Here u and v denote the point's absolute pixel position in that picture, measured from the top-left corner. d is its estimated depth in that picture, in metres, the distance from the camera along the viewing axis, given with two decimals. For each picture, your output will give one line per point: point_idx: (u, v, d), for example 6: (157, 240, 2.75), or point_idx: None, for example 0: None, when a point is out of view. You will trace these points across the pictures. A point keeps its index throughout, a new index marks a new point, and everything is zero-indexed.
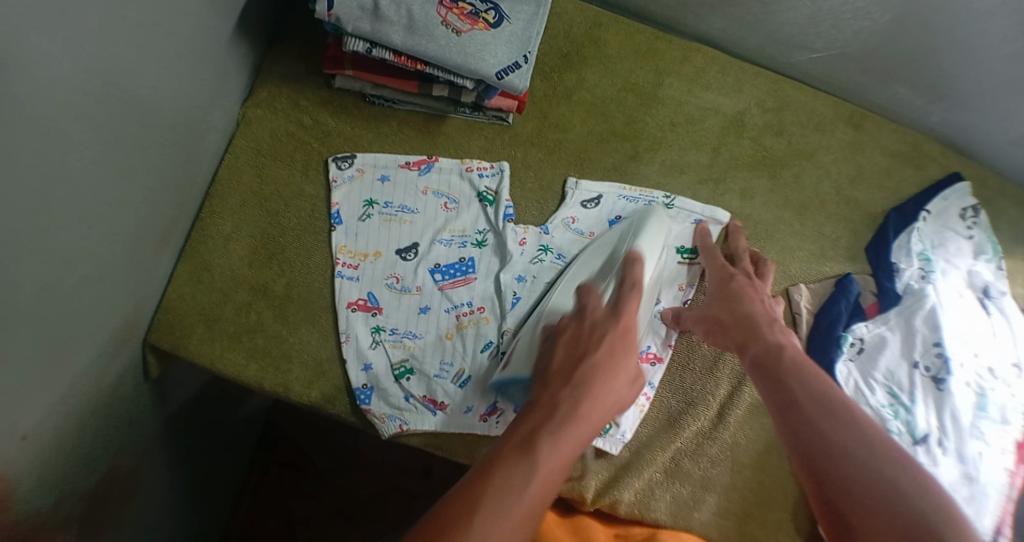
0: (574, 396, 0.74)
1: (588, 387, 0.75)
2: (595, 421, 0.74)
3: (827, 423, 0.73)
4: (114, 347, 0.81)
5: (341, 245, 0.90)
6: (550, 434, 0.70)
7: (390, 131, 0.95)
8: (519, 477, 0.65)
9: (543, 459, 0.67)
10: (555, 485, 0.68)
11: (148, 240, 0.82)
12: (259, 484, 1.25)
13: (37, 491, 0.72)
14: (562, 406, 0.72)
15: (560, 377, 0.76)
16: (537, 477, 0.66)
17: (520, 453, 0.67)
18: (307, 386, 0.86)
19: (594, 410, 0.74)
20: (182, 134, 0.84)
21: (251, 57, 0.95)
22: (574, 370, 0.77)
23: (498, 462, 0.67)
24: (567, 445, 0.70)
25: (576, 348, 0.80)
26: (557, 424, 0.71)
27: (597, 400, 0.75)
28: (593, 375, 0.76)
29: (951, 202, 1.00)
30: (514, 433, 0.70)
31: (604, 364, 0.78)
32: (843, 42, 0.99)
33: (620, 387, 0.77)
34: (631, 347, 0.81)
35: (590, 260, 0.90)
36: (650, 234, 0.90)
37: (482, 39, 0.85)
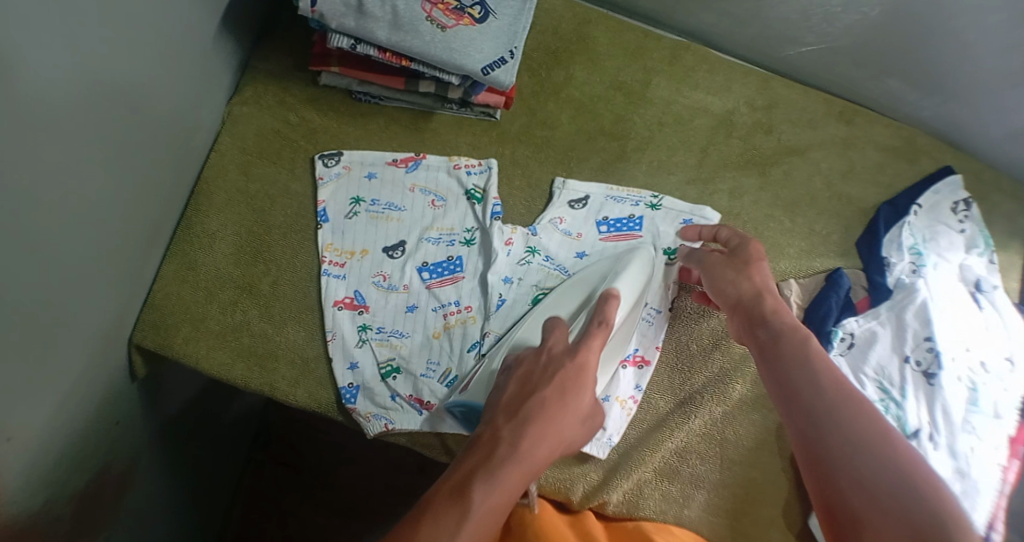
0: (516, 435, 0.67)
1: (534, 424, 0.68)
2: (539, 461, 0.67)
3: (828, 422, 0.69)
4: (101, 347, 0.80)
5: (327, 243, 0.89)
6: (483, 479, 0.64)
7: (378, 128, 0.94)
8: (444, 532, 0.60)
9: (474, 508, 0.62)
10: (488, 535, 0.62)
11: (134, 239, 0.82)
12: (254, 483, 1.24)
13: (26, 492, 0.71)
14: (500, 447, 0.66)
15: (505, 415, 0.69)
16: (464, 530, 0.60)
17: (451, 501, 0.62)
18: (293, 385, 0.85)
19: (538, 451, 0.67)
20: (168, 132, 0.83)
21: (237, 55, 0.95)
22: (522, 404, 0.70)
23: (425, 515, 0.61)
24: (501, 491, 0.64)
25: (526, 385, 0.72)
26: (494, 468, 0.64)
27: (542, 440, 0.67)
28: (542, 409, 0.69)
29: (943, 197, 0.99)
30: (449, 478, 0.64)
31: (555, 401, 0.70)
32: (833, 37, 0.99)
33: (572, 423, 0.70)
34: (584, 384, 0.73)
35: (564, 298, 0.86)
36: (628, 277, 0.86)
37: (468, 35, 0.85)
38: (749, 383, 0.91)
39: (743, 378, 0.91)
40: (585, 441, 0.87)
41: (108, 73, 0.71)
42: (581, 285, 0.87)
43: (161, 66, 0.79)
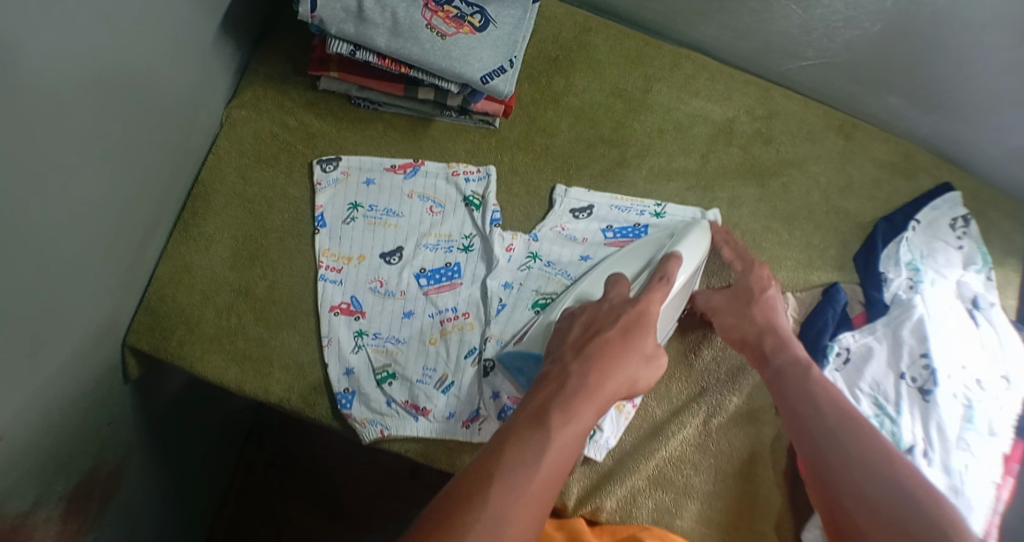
0: (585, 369, 0.71)
1: (599, 363, 0.72)
2: (607, 395, 0.71)
3: (824, 443, 0.75)
4: (92, 349, 0.80)
5: (325, 249, 0.89)
6: (560, 410, 0.67)
7: (376, 133, 0.94)
8: (529, 454, 0.63)
9: (554, 433, 0.65)
10: (568, 463, 0.65)
11: (129, 240, 0.82)
12: (246, 483, 1.24)
13: (12, 493, 0.71)
14: (571, 380, 0.70)
15: (572, 351, 0.74)
16: (549, 454, 0.63)
17: (533, 427, 0.65)
18: (287, 390, 0.85)
19: (608, 383, 0.71)
20: (164, 134, 0.83)
21: (236, 58, 0.94)
22: (588, 344, 0.75)
23: (508, 439, 0.64)
24: (577, 419, 0.67)
25: (590, 327, 0.77)
26: (566, 398, 0.68)
27: (609, 373, 0.72)
28: (605, 347, 0.74)
29: (942, 213, 1.00)
30: (526, 407, 0.68)
31: (619, 339, 0.75)
32: (833, 50, 0.99)
33: (636, 362, 0.74)
34: (648, 329, 0.77)
35: (623, 261, 0.87)
36: (690, 241, 0.87)
37: (467, 43, 0.84)
38: (745, 394, 0.92)
39: (740, 390, 0.92)
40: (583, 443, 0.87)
41: (102, 74, 0.71)
42: (641, 252, 0.88)
43: (158, 68, 0.79)
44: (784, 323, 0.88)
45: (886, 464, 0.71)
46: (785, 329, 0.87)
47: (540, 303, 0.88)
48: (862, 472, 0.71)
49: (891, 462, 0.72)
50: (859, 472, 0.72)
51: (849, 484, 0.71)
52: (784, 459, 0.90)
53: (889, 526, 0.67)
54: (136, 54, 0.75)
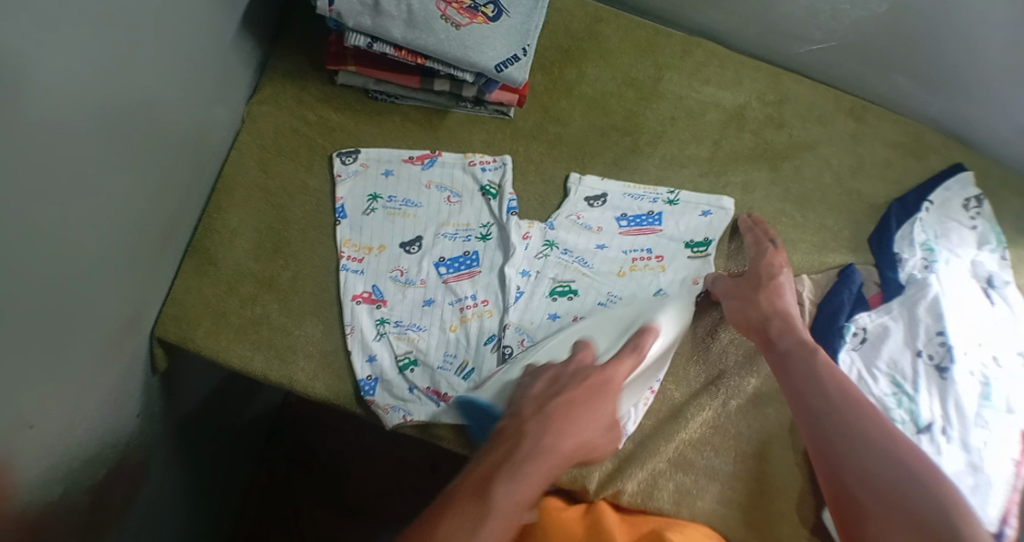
0: (541, 428, 0.69)
1: (555, 421, 0.70)
2: (565, 457, 0.69)
3: (831, 424, 0.75)
4: (120, 340, 0.82)
5: (345, 239, 0.91)
6: (508, 473, 0.65)
7: (393, 126, 0.96)
8: (468, 524, 0.60)
9: (498, 500, 0.62)
10: (514, 529, 0.63)
11: (154, 233, 0.84)
12: (267, 482, 1.25)
13: (42, 479, 0.73)
14: (526, 439, 0.68)
15: (530, 407, 0.72)
16: (489, 521, 0.61)
17: (478, 495, 0.63)
18: (311, 378, 0.86)
19: (563, 443, 0.69)
20: (186, 130, 0.85)
21: (256, 55, 0.97)
22: (549, 401, 0.72)
23: (450, 507, 0.62)
24: (526, 483, 0.64)
25: (554, 385, 0.75)
26: (519, 461, 0.66)
27: (567, 432, 0.70)
28: (564, 408, 0.72)
29: (954, 193, 1.00)
30: (472, 472, 0.65)
31: (575, 402, 0.73)
32: (841, 33, 1.00)
33: (593, 432, 0.73)
34: (609, 396, 0.76)
35: (600, 323, 0.86)
36: (671, 314, 0.86)
37: (481, 33, 0.86)
38: (762, 376, 0.93)
39: (758, 372, 0.93)
40: None
41: (127, 68, 0.73)
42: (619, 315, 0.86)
43: (179, 64, 0.81)
44: (792, 307, 0.88)
45: (888, 443, 0.72)
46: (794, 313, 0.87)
47: (557, 291, 0.90)
48: (864, 451, 0.72)
49: (894, 443, 0.72)
50: (861, 451, 0.72)
51: (851, 463, 0.72)
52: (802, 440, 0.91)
53: (891, 505, 0.68)
54: (158, 50, 0.77)
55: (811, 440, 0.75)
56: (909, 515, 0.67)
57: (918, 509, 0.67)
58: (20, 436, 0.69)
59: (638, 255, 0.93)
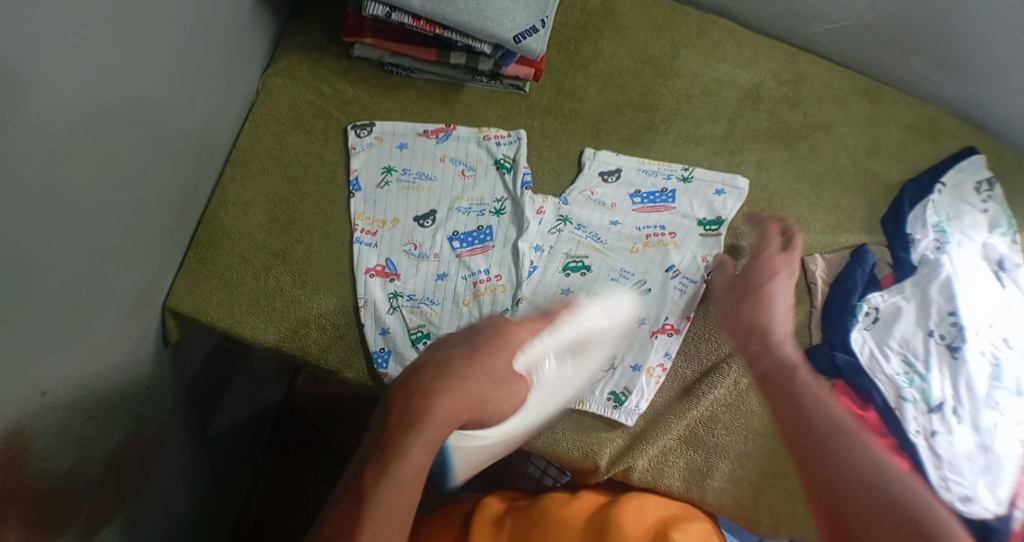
0: (399, 406, 0.60)
1: (419, 391, 0.60)
2: (443, 418, 0.59)
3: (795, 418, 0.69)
4: (134, 308, 0.82)
5: (360, 212, 0.91)
6: (375, 465, 0.57)
7: (408, 99, 0.96)
8: (338, 539, 0.56)
9: (370, 502, 0.57)
10: (398, 531, 0.57)
11: (169, 203, 0.83)
12: (276, 465, 1.26)
13: (56, 445, 0.73)
14: (386, 426, 0.59)
15: (397, 383, 0.62)
16: (362, 531, 0.56)
17: (350, 504, 0.57)
18: (324, 349, 0.87)
19: (440, 410, 0.59)
20: (200, 98, 0.84)
21: (272, 26, 0.96)
22: (414, 373, 0.63)
23: (326, 524, 0.58)
24: (394, 470, 0.57)
25: (428, 355, 0.65)
26: (379, 450, 0.58)
27: (444, 397, 0.60)
28: (429, 372, 0.62)
29: (967, 175, 1.00)
30: (348, 480, 0.59)
31: (444, 362, 0.63)
32: (858, 13, 1.00)
33: (483, 386, 0.63)
34: (502, 345, 0.67)
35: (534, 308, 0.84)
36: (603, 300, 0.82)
37: (501, 4, 0.85)
38: None
39: None
40: (613, 409, 0.88)
41: (144, 34, 0.72)
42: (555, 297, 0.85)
43: (196, 32, 0.80)
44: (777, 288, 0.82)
45: (846, 440, 0.66)
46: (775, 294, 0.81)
47: (570, 266, 0.90)
48: (849, 489, 0.63)
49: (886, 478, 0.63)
50: (846, 489, 0.63)
51: (827, 495, 0.64)
52: None
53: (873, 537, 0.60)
54: (175, 17, 0.76)
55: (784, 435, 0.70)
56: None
57: (900, 539, 0.59)
58: (33, 404, 0.69)
59: (653, 231, 0.93)
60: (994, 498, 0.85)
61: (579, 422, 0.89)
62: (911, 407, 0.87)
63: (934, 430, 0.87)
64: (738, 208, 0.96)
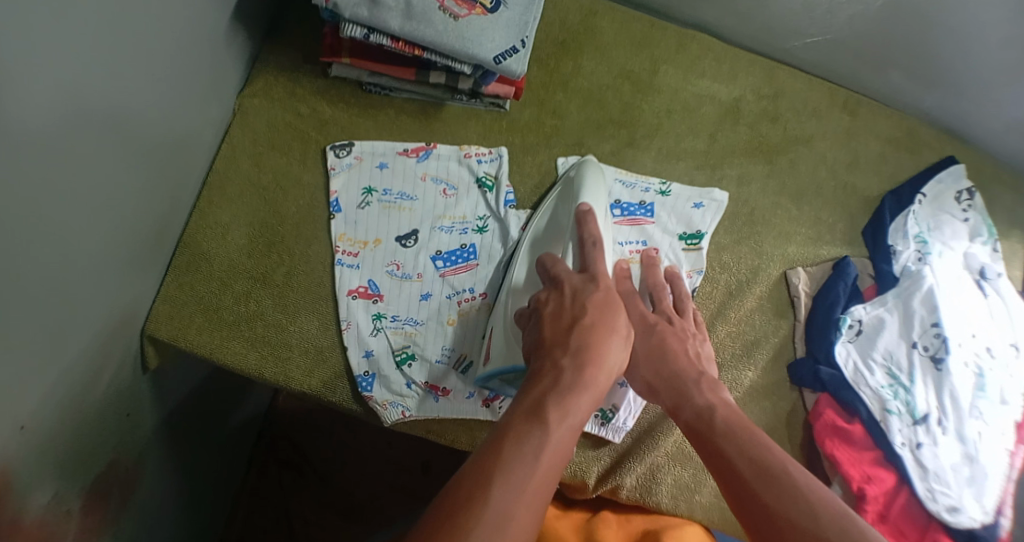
0: (576, 362, 0.73)
1: (590, 355, 0.74)
2: (576, 410, 0.70)
3: (729, 444, 0.72)
4: (111, 340, 0.80)
5: (341, 234, 0.90)
6: (557, 406, 0.69)
7: (388, 118, 0.95)
8: (527, 454, 0.64)
9: (553, 429, 0.67)
10: (564, 459, 0.66)
11: (144, 232, 0.82)
12: (258, 482, 1.24)
13: (31, 485, 0.71)
14: (565, 373, 0.72)
15: (559, 340, 0.75)
16: (546, 451, 0.65)
17: (533, 422, 0.67)
18: (307, 374, 0.86)
19: (602, 374, 0.73)
20: (176, 125, 0.83)
21: (247, 47, 0.94)
22: (573, 331, 0.75)
23: (507, 438, 0.65)
24: (573, 414, 0.69)
25: (563, 317, 0.77)
26: (564, 392, 0.70)
27: (602, 364, 0.74)
28: (590, 336, 0.75)
29: (947, 186, 1.01)
30: (523, 402, 0.69)
31: (600, 323, 0.77)
32: (837, 27, 1.00)
33: (621, 347, 0.77)
34: (615, 306, 0.79)
35: (541, 241, 0.89)
36: (592, 184, 0.90)
37: (480, 24, 0.84)
38: (760, 368, 0.93)
39: (755, 364, 0.93)
40: (600, 426, 0.88)
41: (115, 65, 0.71)
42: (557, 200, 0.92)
43: (173, 58, 0.79)
44: (687, 341, 0.85)
45: (770, 471, 0.69)
46: (684, 344, 0.85)
47: None
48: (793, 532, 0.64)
49: (813, 518, 0.64)
50: (789, 530, 0.64)
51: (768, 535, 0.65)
52: (800, 432, 0.91)
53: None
54: (151, 42, 0.75)
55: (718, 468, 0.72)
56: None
57: None
58: (12, 438, 0.67)
59: (634, 247, 0.94)
60: (980, 507, 0.87)
61: None
62: (898, 420, 0.88)
63: (920, 442, 0.88)
64: (717, 221, 0.97)
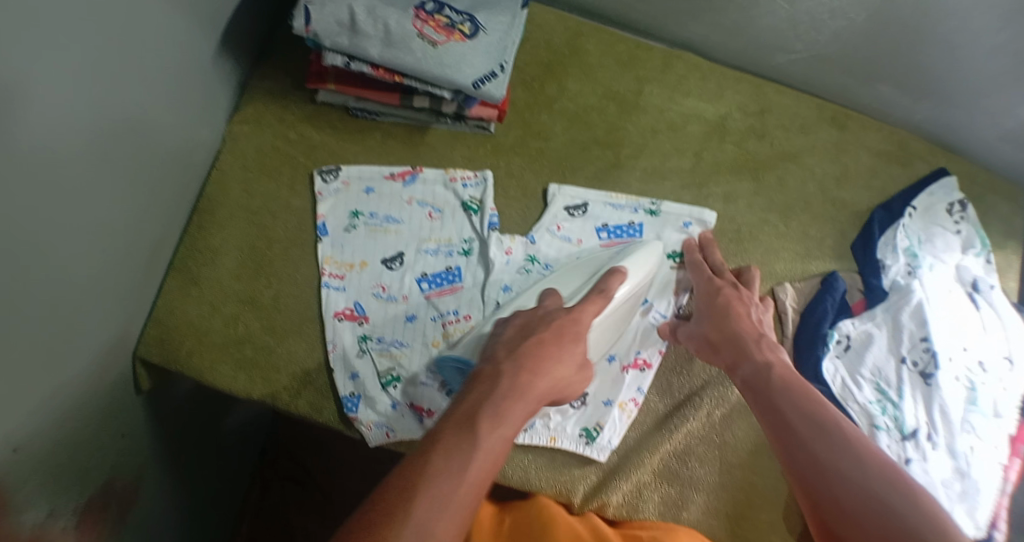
0: (516, 371, 0.73)
1: (530, 365, 0.75)
2: (516, 416, 0.70)
3: (785, 400, 0.75)
4: (103, 365, 0.82)
5: (328, 257, 0.91)
6: (493, 413, 0.68)
7: (375, 143, 0.96)
8: (457, 463, 0.63)
9: (483, 438, 0.65)
10: (498, 464, 0.66)
11: (137, 258, 0.84)
12: (261, 499, 1.25)
13: (33, 505, 0.73)
14: (503, 381, 0.72)
15: (504, 353, 0.76)
16: (477, 458, 0.64)
17: (464, 430, 0.66)
18: (294, 395, 0.87)
19: (538, 385, 0.74)
20: (167, 154, 0.85)
21: (237, 75, 0.97)
22: (518, 348, 0.77)
23: (439, 445, 0.64)
24: (509, 421, 0.68)
25: (523, 331, 0.79)
26: (497, 400, 0.70)
27: (540, 375, 0.75)
28: (531, 354, 0.76)
29: (938, 198, 1.01)
30: (457, 409, 0.69)
31: (549, 345, 0.78)
32: (821, 43, 1.00)
33: (566, 368, 0.78)
34: (581, 337, 0.81)
35: (566, 277, 0.90)
36: (638, 255, 0.90)
37: (458, 50, 0.85)
38: None
39: None
40: (585, 445, 0.88)
41: (103, 99, 0.73)
42: (590, 263, 0.91)
43: (160, 87, 0.81)
44: (750, 304, 0.89)
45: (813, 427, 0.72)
46: (745, 306, 0.88)
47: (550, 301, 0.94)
48: (833, 473, 0.68)
49: (864, 469, 0.67)
50: (828, 470, 0.68)
51: (821, 483, 0.68)
52: None
53: (851, 517, 0.65)
54: (138, 74, 0.77)
55: (767, 423, 0.75)
56: (864, 521, 0.65)
57: (881, 521, 0.64)
58: (5, 459, 0.69)
59: None
60: (974, 522, 0.86)
61: (551, 459, 0.88)
62: (886, 436, 0.86)
63: (909, 457, 0.86)
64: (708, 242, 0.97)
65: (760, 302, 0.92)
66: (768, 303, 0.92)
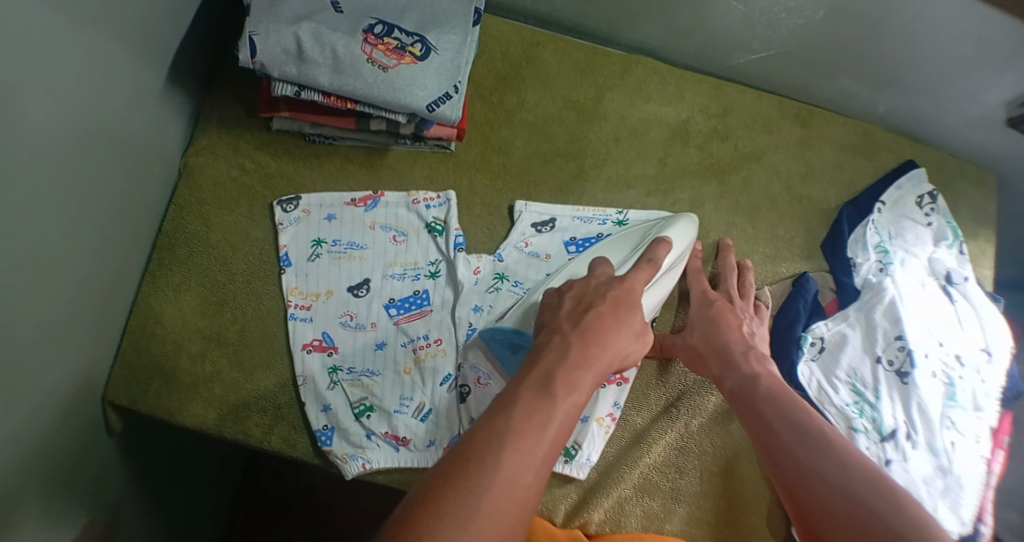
0: (581, 340, 0.72)
1: (596, 335, 0.73)
2: (586, 381, 0.69)
3: (772, 411, 0.75)
4: (71, 414, 0.80)
5: (292, 287, 0.90)
6: (566, 378, 0.67)
7: (333, 167, 0.95)
8: (538, 424, 0.62)
9: (559, 403, 0.65)
10: (572, 431, 0.65)
11: (97, 302, 0.82)
12: (248, 518, 1.22)
13: None
14: (572, 349, 0.71)
15: (568, 323, 0.75)
16: (557, 418, 0.64)
17: (539, 397, 0.65)
18: (266, 431, 0.86)
19: (606, 353, 0.72)
20: (120, 192, 0.83)
21: (187, 106, 0.95)
22: (584, 316, 0.75)
23: (514, 408, 0.63)
24: (581, 387, 0.68)
25: (582, 302, 0.78)
26: (569, 367, 0.69)
27: (607, 344, 0.73)
28: (600, 322, 0.75)
29: (907, 191, 1.00)
30: (529, 374, 0.68)
31: (615, 311, 0.77)
32: (779, 42, 0.98)
33: (630, 337, 0.76)
34: (635, 307, 0.79)
35: (614, 246, 0.91)
36: (679, 226, 0.92)
37: (409, 73, 0.84)
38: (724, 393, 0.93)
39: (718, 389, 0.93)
40: (564, 463, 0.87)
41: (48, 149, 0.71)
42: (631, 235, 0.92)
43: (111, 129, 0.79)
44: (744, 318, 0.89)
45: (818, 434, 0.71)
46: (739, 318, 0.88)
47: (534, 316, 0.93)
48: (823, 485, 0.66)
49: (845, 475, 0.66)
50: (817, 483, 0.67)
51: (807, 493, 0.67)
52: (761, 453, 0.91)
53: (836, 525, 0.64)
54: (86, 119, 0.75)
55: (758, 433, 0.75)
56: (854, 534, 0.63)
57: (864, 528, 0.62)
58: None
59: None
60: (958, 518, 0.85)
61: None
62: (864, 438, 0.86)
63: (889, 458, 0.85)
64: (706, 255, 0.97)
65: (756, 310, 0.92)
66: (765, 312, 0.92)
